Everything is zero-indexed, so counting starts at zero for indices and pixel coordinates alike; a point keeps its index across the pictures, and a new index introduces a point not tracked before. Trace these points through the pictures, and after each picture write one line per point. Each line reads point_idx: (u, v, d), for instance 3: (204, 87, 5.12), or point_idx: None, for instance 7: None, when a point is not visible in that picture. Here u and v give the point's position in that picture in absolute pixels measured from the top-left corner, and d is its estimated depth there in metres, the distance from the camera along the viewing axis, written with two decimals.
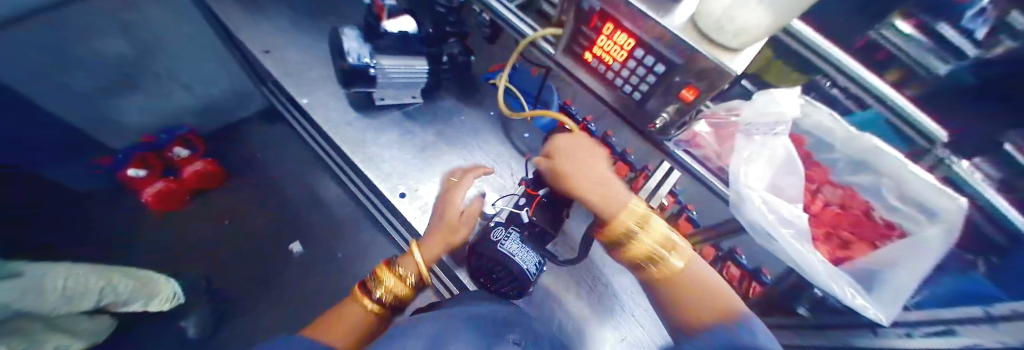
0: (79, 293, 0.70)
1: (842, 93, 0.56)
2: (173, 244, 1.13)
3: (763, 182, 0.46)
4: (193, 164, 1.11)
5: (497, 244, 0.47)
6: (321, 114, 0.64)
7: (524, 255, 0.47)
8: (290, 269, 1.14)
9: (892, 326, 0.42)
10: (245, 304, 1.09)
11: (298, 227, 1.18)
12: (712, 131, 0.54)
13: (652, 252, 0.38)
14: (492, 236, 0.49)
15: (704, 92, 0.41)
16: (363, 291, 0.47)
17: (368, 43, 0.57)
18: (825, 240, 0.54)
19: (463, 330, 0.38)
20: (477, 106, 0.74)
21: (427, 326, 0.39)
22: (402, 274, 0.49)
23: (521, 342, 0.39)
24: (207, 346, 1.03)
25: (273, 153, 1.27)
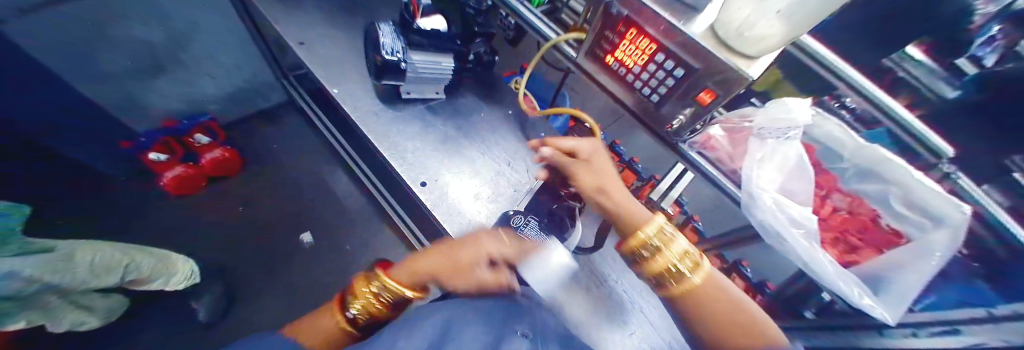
0: (105, 269, 0.76)
1: (851, 113, 0.54)
2: (184, 228, 1.15)
3: (774, 184, 0.48)
4: (213, 151, 1.16)
5: (518, 229, 0.54)
6: (349, 103, 0.67)
7: (542, 240, 0.53)
8: (301, 257, 1.17)
9: (897, 327, 0.42)
10: (254, 288, 1.11)
11: (313, 218, 1.23)
12: (726, 135, 0.55)
13: (669, 268, 0.39)
14: (512, 222, 0.55)
15: (720, 96, 0.43)
16: (340, 304, 0.46)
17: (401, 38, 0.60)
18: (833, 244, 0.54)
19: (472, 316, 0.40)
20: (496, 104, 0.77)
21: (440, 312, 0.41)
22: (378, 292, 0.46)
23: (528, 335, 0.38)
24: (214, 328, 1.03)
25: (293, 145, 1.34)
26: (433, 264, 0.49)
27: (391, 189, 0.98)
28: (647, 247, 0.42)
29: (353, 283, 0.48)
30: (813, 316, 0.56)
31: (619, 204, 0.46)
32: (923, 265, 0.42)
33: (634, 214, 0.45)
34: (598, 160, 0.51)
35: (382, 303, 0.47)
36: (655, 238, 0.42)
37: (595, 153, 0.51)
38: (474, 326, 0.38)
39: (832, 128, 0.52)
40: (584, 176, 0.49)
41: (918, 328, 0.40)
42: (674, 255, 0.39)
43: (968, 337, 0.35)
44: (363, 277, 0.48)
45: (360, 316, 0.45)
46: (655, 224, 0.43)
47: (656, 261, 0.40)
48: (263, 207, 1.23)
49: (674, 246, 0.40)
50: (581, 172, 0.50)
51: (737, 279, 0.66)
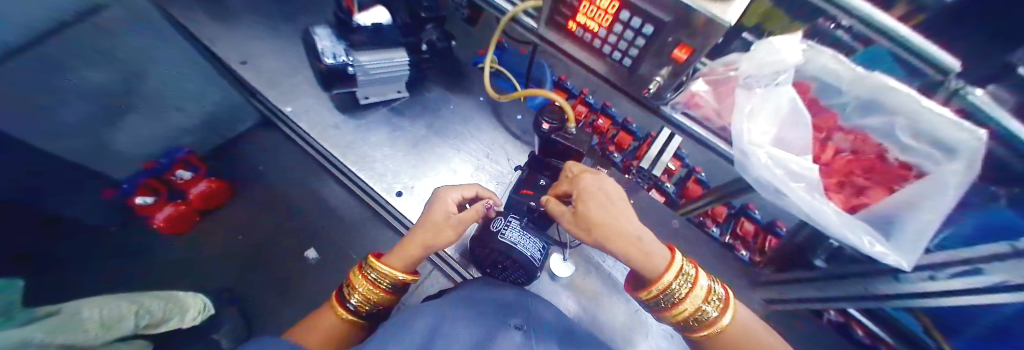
0: (116, 320, 0.59)
1: (848, 34, 0.45)
2: (177, 263, 0.97)
3: (768, 137, 0.44)
4: (198, 185, 0.96)
5: (498, 234, 0.47)
6: (306, 121, 0.63)
7: (526, 243, 0.47)
8: (310, 275, 0.98)
9: (914, 270, 0.40)
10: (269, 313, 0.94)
11: (313, 232, 1.01)
12: (711, 89, 0.51)
13: (696, 312, 0.38)
14: (492, 227, 0.48)
15: (698, 49, 0.38)
16: (339, 298, 0.47)
17: (341, 41, 0.55)
18: (839, 189, 0.52)
19: (462, 317, 0.35)
20: (465, 94, 0.72)
21: (425, 315, 0.36)
22: (375, 281, 0.46)
23: (523, 327, 0.36)
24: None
25: (263, 148, 1.09)
26: (414, 250, 0.46)
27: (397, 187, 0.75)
28: (672, 294, 0.39)
29: (348, 276, 0.48)
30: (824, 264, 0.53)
31: (628, 252, 0.39)
32: (941, 200, 0.38)
33: (648, 262, 0.39)
34: (601, 196, 0.42)
35: (380, 292, 0.47)
36: (679, 283, 0.38)
37: (596, 188, 0.43)
38: (468, 319, 0.35)
39: (829, 62, 0.45)
40: (574, 224, 0.43)
41: (937, 271, 0.37)
42: (698, 300, 0.38)
43: (993, 277, 0.32)
44: (357, 269, 0.48)
45: (360, 305, 0.47)
46: (676, 269, 0.39)
47: (684, 309, 0.39)
48: (261, 227, 1.03)
49: (698, 288, 0.39)
50: (567, 222, 0.44)
51: (747, 223, 0.69)
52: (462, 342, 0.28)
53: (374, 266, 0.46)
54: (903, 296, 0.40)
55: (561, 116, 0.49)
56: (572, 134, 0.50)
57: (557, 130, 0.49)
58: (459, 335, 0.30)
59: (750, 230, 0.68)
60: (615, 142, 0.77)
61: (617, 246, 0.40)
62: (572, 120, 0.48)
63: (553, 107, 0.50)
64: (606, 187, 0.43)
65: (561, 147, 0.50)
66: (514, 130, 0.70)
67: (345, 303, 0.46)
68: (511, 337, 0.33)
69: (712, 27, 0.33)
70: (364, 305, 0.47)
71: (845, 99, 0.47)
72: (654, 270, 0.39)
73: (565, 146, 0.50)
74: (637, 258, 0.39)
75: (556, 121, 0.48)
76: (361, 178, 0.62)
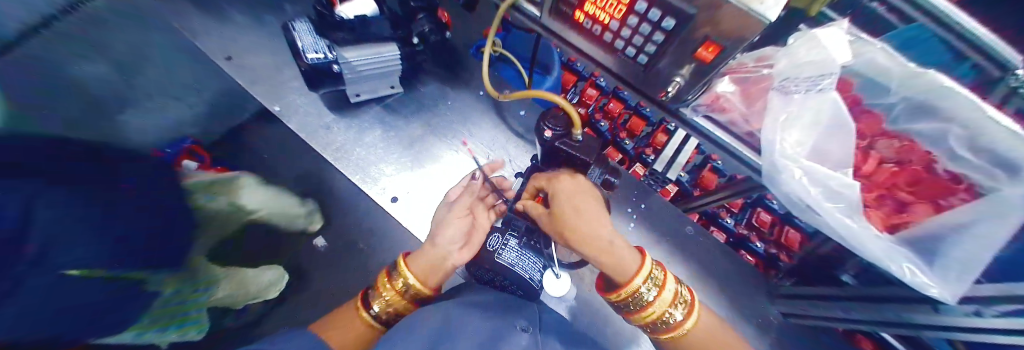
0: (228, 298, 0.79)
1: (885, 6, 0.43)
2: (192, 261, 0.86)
3: (802, 147, 0.38)
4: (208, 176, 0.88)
5: (494, 254, 0.45)
6: (296, 121, 0.60)
7: (525, 263, 0.45)
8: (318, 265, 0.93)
9: (959, 303, 0.34)
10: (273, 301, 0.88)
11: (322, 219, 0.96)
12: (739, 90, 0.46)
13: (662, 314, 0.40)
14: (488, 246, 0.46)
15: (728, 47, 0.32)
16: (363, 300, 0.44)
17: (323, 38, 0.51)
18: (879, 205, 0.46)
19: (464, 322, 0.32)
20: (463, 87, 0.67)
21: (431, 318, 0.33)
22: (402, 289, 0.43)
23: (530, 330, 0.34)
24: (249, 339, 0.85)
25: (266, 136, 1.04)
26: (440, 260, 0.45)
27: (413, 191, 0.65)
28: (641, 298, 0.39)
29: (375, 279, 0.45)
30: (853, 279, 0.49)
31: (601, 258, 0.41)
32: (1003, 225, 0.31)
33: (618, 265, 0.40)
34: (574, 198, 0.42)
35: (405, 300, 0.44)
36: (648, 288, 0.39)
37: (570, 194, 0.42)
38: (475, 317, 0.34)
39: (885, 60, 0.40)
40: (551, 230, 0.44)
41: (984, 306, 0.32)
42: (665, 304, 0.39)
43: None
44: (382, 274, 0.45)
45: (384, 315, 0.44)
46: (643, 276, 0.39)
47: (654, 310, 0.40)
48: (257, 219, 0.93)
49: (665, 292, 0.39)
50: (543, 222, 0.45)
51: (763, 214, 0.84)
52: (468, 344, 0.27)
53: (403, 273, 0.44)
54: (940, 327, 0.35)
55: (563, 121, 0.44)
56: (577, 142, 0.45)
57: (562, 136, 0.45)
58: (465, 335, 0.29)
59: (766, 219, 0.82)
60: (628, 128, 0.85)
61: (591, 252, 0.41)
62: (579, 127, 0.43)
63: (558, 112, 0.45)
64: (581, 188, 0.43)
65: (565, 156, 0.46)
66: (516, 126, 0.65)
67: (368, 306, 0.43)
68: (517, 339, 0.31)
69: (751, 25, 0.27)
70: (389, 314, 0.44)
71: (891, 100, 0.42)
72: (625, 274, 0.40)
73: (569, 154, 0.45)
74: (608, 265, 0.40)
75: (559, 127, 0.43)
76: (354, 182, 0.59)
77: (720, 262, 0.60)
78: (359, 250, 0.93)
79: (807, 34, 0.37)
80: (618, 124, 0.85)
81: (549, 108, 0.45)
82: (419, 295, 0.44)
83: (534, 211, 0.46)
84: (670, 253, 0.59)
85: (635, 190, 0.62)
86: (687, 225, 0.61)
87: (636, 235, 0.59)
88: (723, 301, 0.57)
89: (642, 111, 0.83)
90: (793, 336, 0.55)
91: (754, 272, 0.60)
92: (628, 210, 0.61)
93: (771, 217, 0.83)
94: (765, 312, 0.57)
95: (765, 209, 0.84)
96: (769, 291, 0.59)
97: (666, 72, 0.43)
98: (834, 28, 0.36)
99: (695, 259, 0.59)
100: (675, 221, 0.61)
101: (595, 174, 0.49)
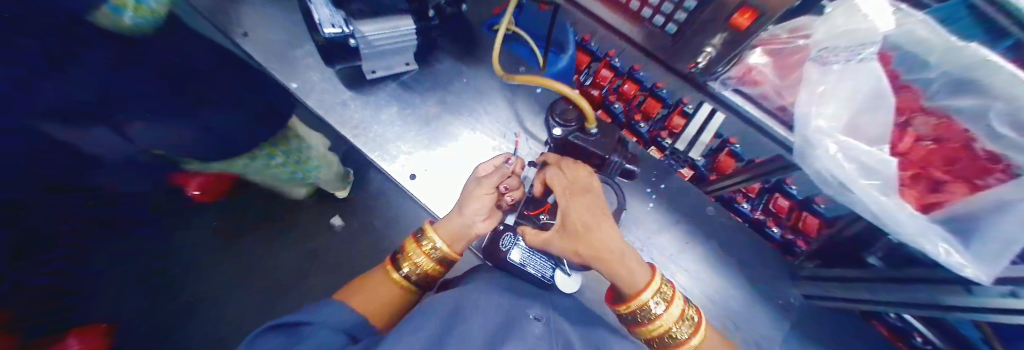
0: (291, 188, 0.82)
1: None
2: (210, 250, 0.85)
3: (839, 122, 0.36)
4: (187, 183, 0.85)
5: (505, 255, 0.48)
6: (314, 98, 0.60)
7: (536, 263, 0.48)
8: (339, 238, 0.95)
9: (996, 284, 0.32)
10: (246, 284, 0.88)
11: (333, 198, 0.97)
12: (772, 61, 0.47)
13: (668, 329, 0.35)
14: (500, 245, 0.49)
15: (765, 13, 0.32)
16: (392, 263, 0.46)
17: (339, 10, 0.48)
18: (913, 184, 0.43)
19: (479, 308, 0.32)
20: (478, 65, 0.66)
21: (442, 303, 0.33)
22: (428, 250, 0.44)
23: (542, 319, 0.34)
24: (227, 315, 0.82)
25: None
26: (465, 230, 0.45)
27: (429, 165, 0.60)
28: (647, 311, 0.35)
29: (403, 243, 0.46)
30: (879, 261, 0.47)
31: (613, 273, 0.35)
32: None
33: (626, 281, 0.35)
34: (588, 212, 0.37)
35: (433, 262, 0.45)
36: (656, 301, 0.34)
37: (585, 208, 0.37)
38: (488, 305, 0.34)
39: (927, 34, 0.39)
40: (562, 246, 0.37)
41: (1020, 286, 0.30)
42: (673, 320, 0.35)
43: None
44: (410, 239, 0.46)
45: (413, 274, 0.45)
46: (654, 287, 0.34)
47: (660, 325, 0.35)
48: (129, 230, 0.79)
49: (674, 307, 0.35)
50: (555, 246, 0.38)
51: (780, 199, 0.81)
52: (480, 335, 0.26)
53: (429, 237, 0.44)
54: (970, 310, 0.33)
55: (577, 115, 0.45)
56: (591, 136, 0.46)
57: (575, 130, 0.46)
58: (477, 324, 0.28)
59: (784, 205, 0.79)
60: (643, 109, 0.81)
61: (611, 274, 0.35)
62: (593, 122, 0.44)
63: (569, 105, 0.45)
64: (596, 202, 0.38)
65: (578, 148, 0.47)
66: (532, 105, 0.64)
67: (398, 269, 0.45)
68: (531, 327, 0.31)
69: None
70: (416, 273, 0.45)
71: (929, 76, 0.41)
72: (635, 289, 0.35)
73: (586, 149, 0.47)
74: (624, 283, 0.35)
75: (570, 123, 0.45)
76: (372, 159, 0.59)
77: (739, 244, 0.59)
78: (374, 226, 0.96)
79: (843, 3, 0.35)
80: (632, 106, 0.80)
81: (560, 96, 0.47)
82: (445, 259, 0.45)
83: (546, 237, 0.39)
84: (688, 233, 0.58)
85: (655, 170, 0.61)
86: (708, 206, 0.60)
87: (654, 215, 0.59)
88: (742, 283, 0.57)
89: (656, 92, 0.78)
90: (813, 319, 0.55)
91: (776, 255, 0.58)
92: (647, 191, 0.60)
93: (789, 203, 0.80)
94: (784, 295, 0.56)
95: (783, 194, 0.81)
96: (792, 275, 0.58)
97: (699, 41, 0.43)
98: None
99: (715, 240, 0.58)
100: (695, 202, 0.60)
101: (613, 160, 0.47)
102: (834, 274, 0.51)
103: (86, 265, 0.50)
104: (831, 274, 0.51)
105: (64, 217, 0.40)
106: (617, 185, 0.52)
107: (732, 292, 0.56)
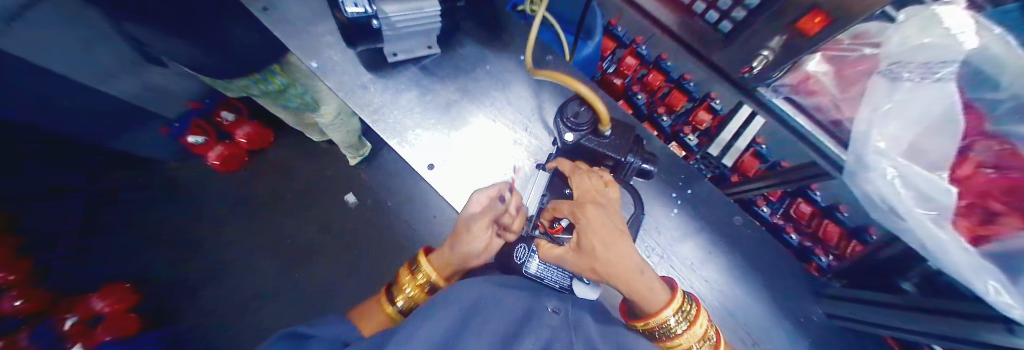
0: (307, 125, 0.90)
1: None
2: (174, 252, 0.97)
3: (904, 143, 0.33)
4: (214, 149, 0.95)
5: (522, 267, 0.45)
6: (334, 78, 0.58)
7: (553, 273, 0.45)
8: (352, 220, 1.02)
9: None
10: (273, 270, 0.98)
11: (348, 178, 1.04)
12: (833, 71, 0.45)
13: (687, 346, 0.34)
14: (515, 258, 0.45)
15: (837, 20, 0.35)
16: (386, 296, 0.45)
17: None
18: (967, 215, 0.36)
19: (498, 303, 0.31)
20: (502, 51, 0.63)
21: (464, 291, 0.32)
22: (420, 282, 0.45)
23: (560, 311, 0.33)
24: (264, 298, 0.95)
25: None
26: (460, 255, 0.45)
27: (448, 153, 0.59)
28: (667, 329, 0.34)
29: (396, 275, 0.47)
30: (914, 287, 0.45)
31: (630, 288, 0.33)
32: None
33: (645, 298, 0.33)
34: (599, 230, 0.35)
35: (425, 295, 0.46)
36: (678, 320, 0.33)
37: (602, 223, 0.35)
38: (506, 298, 0.32)
39: (1001, 52, 0.35)
40: (576, 263, 0.36)
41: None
42: (695, 339, 0.34)
43: None
44: (404, 269, 0.47)
45: (407, 306, 0.45)
46: (674, 304, 0.33)
47: (680, 344, 0.34)
48: (184, 227, 0.98)
49: (697, 327, 0.34)
50: (569, 263, 0.38)
51: (804, 205, 0.75)
52: (496, 327, 0.25)
53: (421, 269, 0.45)
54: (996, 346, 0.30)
55: (590, 118, 0.42)
56: (605, 138, 0.44)
57: (587, 133, 0.43)
58: (495, 316, 0.27)
59: (805, 211, 0.74)
60: (666, 102, 0.75)
61: (626, 287, 0.33)
62: (607, 124, 0.41)
63: (582, 107, 0.42)
64: (609, 220, 0.36)
65: (592, 152, 0.45)
66: (558, 97, 0.62)
67: (392, 300, 0.45)
68: (546, 320, 0.29)
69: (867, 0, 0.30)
70: (408, 304, 0.45)
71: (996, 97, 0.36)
72: (653, 306, 0.33)
73: (600, 153, 0.44)
74: (635, 293, 0.33)
75: (582, 126, 0.42)
76: (391, 146, 0.58)
77: (762, 256, 0.57)
78: (387, 206, 1.02)
79: (921, 10, 0.34)
80: (655, 99, 0.76)
81: (572, 97, 0.44)
82: (436, 287, 0.45)
83: (558, 251, 0.39)
84: (709, 242, 0.57)
85: (682, 174, 0.58)
86: (735, 215, 0.58)
87: (678, 221, 0.57)
88: (763, 294, 0.56)
89: (683, 84, 0.74)
90: (835, 336, 0.54)
91: (800, 269, 0.57)
92: (672, 195, 0.58)
93: (811, 209, 0.74)
94: (805, 311, 0.55)
95: (806, 199, 0.75)
96: (815, 291, 0.56)
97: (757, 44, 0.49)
98: (955, 6, 0.32)
99: (737, 250, 0.57)
100: (721, 210, 0.58)
101: (629, 162, 0.44)
102: (875, 297, 0.48)
103: (88, 263, 0.88)
104: (866, 296, 0.49)
105: (64, 217, 0.84)
106: (633, 188, 0.47)
107: (753, 304, 0.55)
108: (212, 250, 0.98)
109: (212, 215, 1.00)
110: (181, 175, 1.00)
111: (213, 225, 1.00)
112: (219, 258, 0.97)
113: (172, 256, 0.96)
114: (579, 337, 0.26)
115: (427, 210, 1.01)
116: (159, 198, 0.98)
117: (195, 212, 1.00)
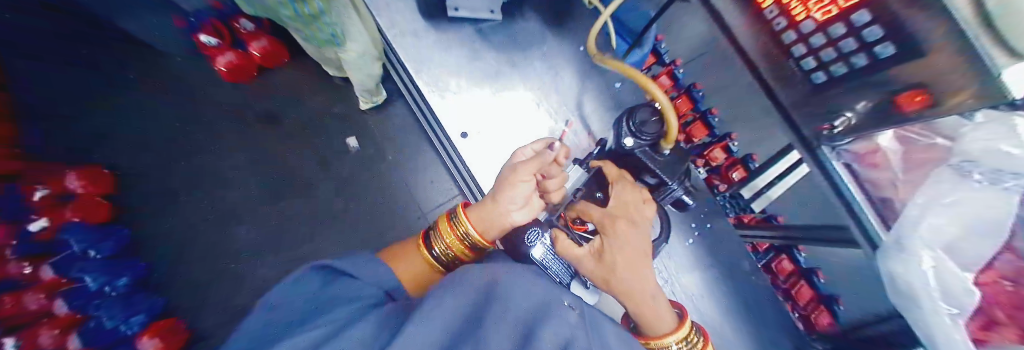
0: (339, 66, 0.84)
1: None
2: (148, 152, 0.86)
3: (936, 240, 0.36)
4: (224, 55, 0.85)
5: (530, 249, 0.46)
6: (386, 17, 0.58)
7: (558, 267, 0.45)
8: (347, 166, 0.94)
9: None
10: (251, 198, 0.89)
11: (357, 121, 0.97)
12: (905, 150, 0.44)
13: None
14: (524, 240, 0.46)
15: None
16: (425, 240, 0.43)
17: None
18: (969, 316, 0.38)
19: (514, 295, 0.27)
20: (562, 37, 0.62)
21: (473, 273, 0.29)
22: (460, 235, 0.41)
23: (574, 308, 0.28)
24: (235, 224, 0.86)
25: None
26: (499, 218, 0.41)
27: (485, 122, 0.58)
28: None
29: (436, 221, 0.44)
30: None
31: (637, 306, 0.32)
32: None
33: (649, 319, 0.32)
34: (628, 251, 0.34)
35: (464, 246, 0.42)
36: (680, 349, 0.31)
37: (631, 241, 0.35)
38: (520, 288, 0.29)
39: None
40: (592, 271, 0.36)
41: None
42: None
43: None
44: (444, 216, 0.44)
45: (447, 256, 0.42)
46: (680, 335, 0.31)
47: None
48: (164, 126, 0.87)
49: None
50: (584, 267, 0.37)
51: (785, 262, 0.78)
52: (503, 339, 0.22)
53: (462, 221, 0.41)
54: None
55: (657, 130, 0.40)
56: (662, 155, 0.42)
57: (646, 144, 0.41)
58: (508, 313, 0.25)
59: (786, 268, 0.78)
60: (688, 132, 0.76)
61: (634, 304, 0.33)
62: (671, 141, 0.40)
63: (651, 117, 0.40)
64: (636, 241, 0.35)
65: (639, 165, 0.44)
66: (606, 96, 0.61)
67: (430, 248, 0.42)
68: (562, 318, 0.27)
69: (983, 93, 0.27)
70: (448, 253, 0.42)
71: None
72: (655, 329, 0.32)
73: (648, 168, 0.43)
74: (639, 311, 0.33)
75: (646, 135, 0.40)
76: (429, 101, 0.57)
77: (758, 302, 0.59)
78: (388, 162, 0.94)
79: None
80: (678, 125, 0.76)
81: (641, 104, 0.42)
82: (477, 245, 0.42)
83: (570, 253, 0.38)
84: (712, 277, 0.59)
85: (703, 209, 0.61)
86: (744, 260, 0.60)
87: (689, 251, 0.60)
88: (751, 338, 0.58)
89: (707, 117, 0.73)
90: None
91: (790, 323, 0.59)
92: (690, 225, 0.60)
93: (791, 267, 0.77)
94: None
95: (789, 257, 0.78)
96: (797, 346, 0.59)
97: None
98: None
99: (737, 291, 0.59)
100: (733, 250, 0.59)
101: (671, 187, 0.44)
102: None
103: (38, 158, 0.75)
104: None
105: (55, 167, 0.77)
106: (666, 213, 0.47)
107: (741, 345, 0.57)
108: (190, 164, 0.87)
109: (201, 126, 0.90)
110: (189, 75, 0.91)
111: (195, 136, 0.89)
112: (194, 171, 0.87)
113: (141, 155, 0.85)
114: (600, 342, 0.24)
115: (433, 177, 0.94)
116: (155, 89, 0.88)
117: (180, 114, 0.89)
